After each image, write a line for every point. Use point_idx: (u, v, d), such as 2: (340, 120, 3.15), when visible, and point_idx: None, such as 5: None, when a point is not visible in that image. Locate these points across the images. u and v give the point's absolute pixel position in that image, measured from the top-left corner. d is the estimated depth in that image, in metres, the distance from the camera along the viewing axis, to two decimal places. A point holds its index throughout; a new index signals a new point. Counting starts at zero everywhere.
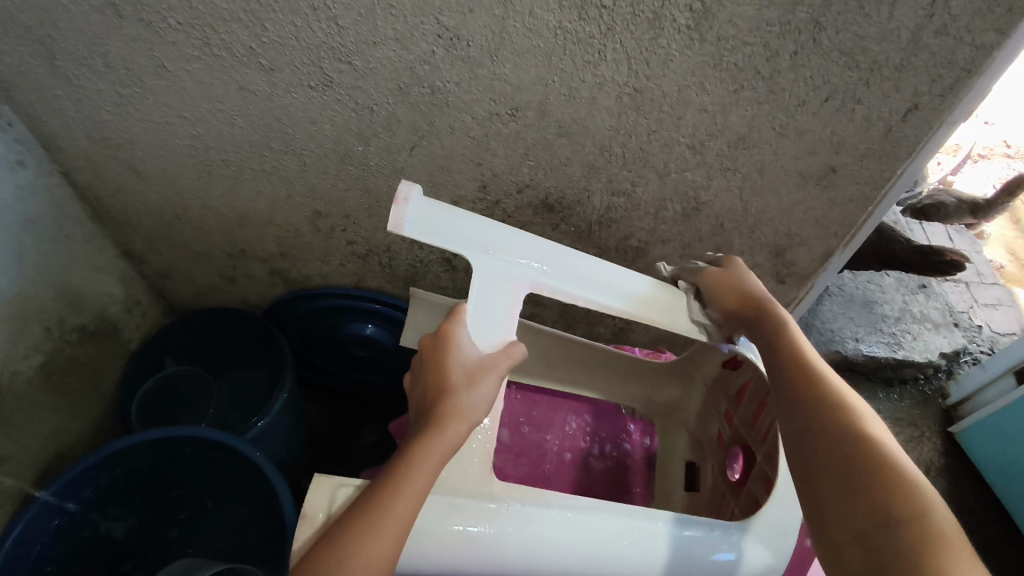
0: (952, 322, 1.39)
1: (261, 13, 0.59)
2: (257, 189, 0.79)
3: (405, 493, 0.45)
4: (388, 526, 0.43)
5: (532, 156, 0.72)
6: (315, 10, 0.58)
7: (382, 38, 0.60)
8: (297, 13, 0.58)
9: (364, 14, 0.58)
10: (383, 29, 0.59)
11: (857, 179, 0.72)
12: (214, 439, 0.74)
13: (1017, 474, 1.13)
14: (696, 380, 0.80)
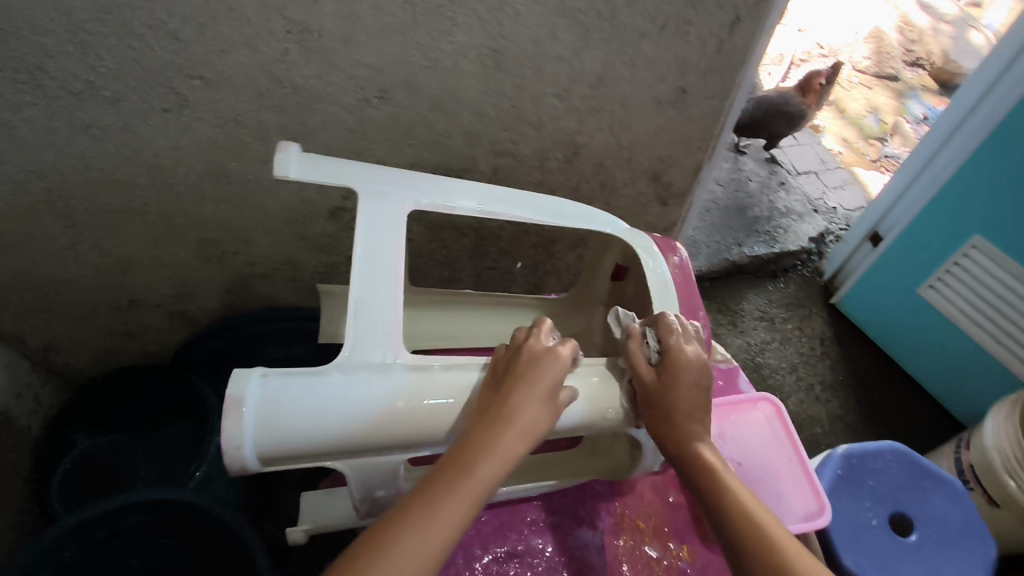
0: (812, 210, 1.56)
1: (93, 43, 0.56)
2: (132, 233, 0.74)
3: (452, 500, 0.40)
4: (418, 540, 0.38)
5: (411, 135, 0.72)
6: (150, 28, 0.56)
7: (230, 47, 0.59)
8: (130, 35, 0.56)
9: (203, 22, 0.56)
10: (228, 35, 0.58)
11: (705, 94, 0.79)
12: (166, 498, 0.71)
13: (895, 327, 1.30)
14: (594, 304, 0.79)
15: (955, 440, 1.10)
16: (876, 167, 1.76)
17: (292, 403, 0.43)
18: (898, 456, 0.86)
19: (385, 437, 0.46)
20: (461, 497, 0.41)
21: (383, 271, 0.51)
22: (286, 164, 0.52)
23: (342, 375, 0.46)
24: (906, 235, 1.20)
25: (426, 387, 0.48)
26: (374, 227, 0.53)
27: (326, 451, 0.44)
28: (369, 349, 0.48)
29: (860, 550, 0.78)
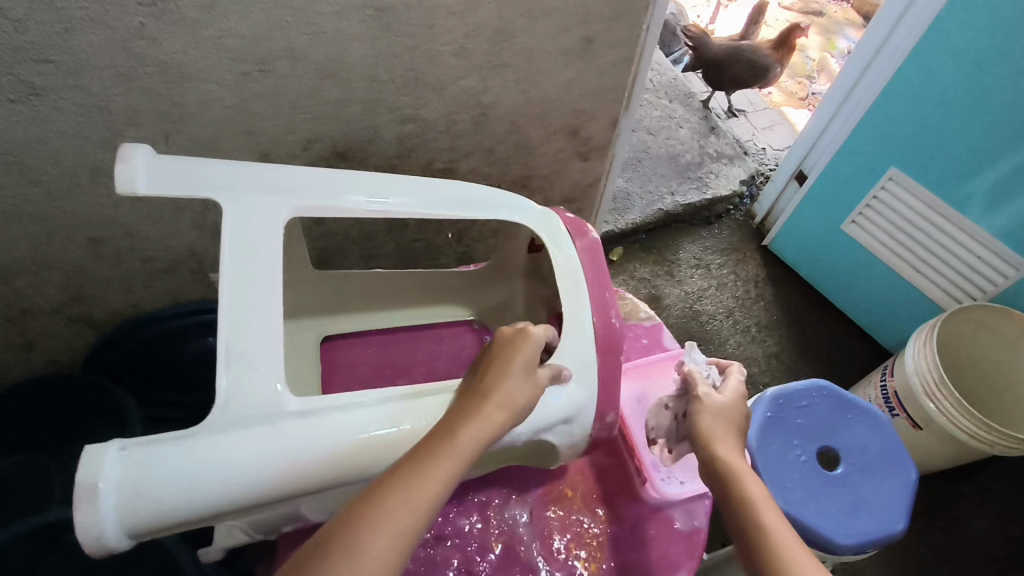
0: (742, 152, 1.56)
1: None
2: (6, 238, 0.68)
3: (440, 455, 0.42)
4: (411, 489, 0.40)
5: (303, 108, 0.68)
6: None
7: (74, 24, 0.53)
8: None
9: None
10: (70, 11, 0.52)
11: (612, 43, 0.76)
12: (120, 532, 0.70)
13: (822, 265, 1.34)
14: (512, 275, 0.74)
15: (881, 369, 1.15)
16: (805, 104, 1.77)
17: (159, 475, 0.38)
18: (823, 391, 0.89)
19: (277, 494, 0.41)
20: (441, 465, 0.41)
21: (260, 300, 0.44)
22: (132, 180, 0.45)
23: (219, 435, 0.40)
24: (827, 172, 1.22)
25: (318, 435, 0.43)
26: (245, 244, 0.46)
27: (209, 516, 0.40)
28: (247, 399, 0.42)
29: (792, 486, 0.82)
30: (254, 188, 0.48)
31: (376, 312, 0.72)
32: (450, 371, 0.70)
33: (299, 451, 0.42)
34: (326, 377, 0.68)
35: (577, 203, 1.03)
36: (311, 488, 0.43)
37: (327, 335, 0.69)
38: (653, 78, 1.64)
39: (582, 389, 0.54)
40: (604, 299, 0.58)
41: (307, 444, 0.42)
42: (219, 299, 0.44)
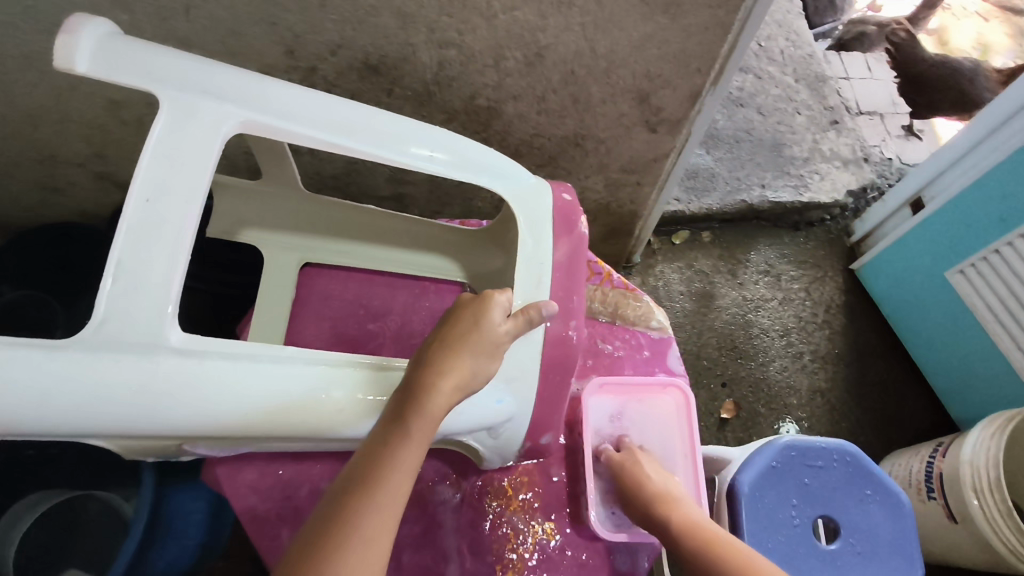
0: (862, 158, 1.34)
1: None
2: (29, 82, 0.67)
3: (410, 444, 0.44)
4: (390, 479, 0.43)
5: (332, 9, 0.61)
6: None
7: None
8: None
9: None
10: None
11: (707, 2, 0.63)
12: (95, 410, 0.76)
13: (910, 311, 1.16)
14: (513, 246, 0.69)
15: (934, 443, 1.01)
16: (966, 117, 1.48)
17: (11, 381, 0.38)
18: (846, 458, 0.77)
19: (132, 426, 0.41)
20: (410, 457, 0.44)
21: (166, 218, 0.44)
22: (71, 56, 0.43)
23: (84, 353, 0.40)
24: (950, 205, 1.02)
25: (189, 376, 0.42)
26: (169, 157, 0.45)
27: (60, 433, 0.41)
28: (124, 322, 0.41)
29: (771, 547, 0.73)
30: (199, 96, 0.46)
31: (361, 251, 0.70)
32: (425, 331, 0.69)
33: (168, 382, 0.42)
34: (299, 307, 0.69)
35: (636, 176, 0.92)
36: (177, 424, 0.42)
37: (308, 262, 0.69)
38: (785, 50, 1.42)
39: (517, 400, 0.56)
40: (567, 306, 0.60)
41: (174, 381, 0.42)
42: (124, 210, 0.42)
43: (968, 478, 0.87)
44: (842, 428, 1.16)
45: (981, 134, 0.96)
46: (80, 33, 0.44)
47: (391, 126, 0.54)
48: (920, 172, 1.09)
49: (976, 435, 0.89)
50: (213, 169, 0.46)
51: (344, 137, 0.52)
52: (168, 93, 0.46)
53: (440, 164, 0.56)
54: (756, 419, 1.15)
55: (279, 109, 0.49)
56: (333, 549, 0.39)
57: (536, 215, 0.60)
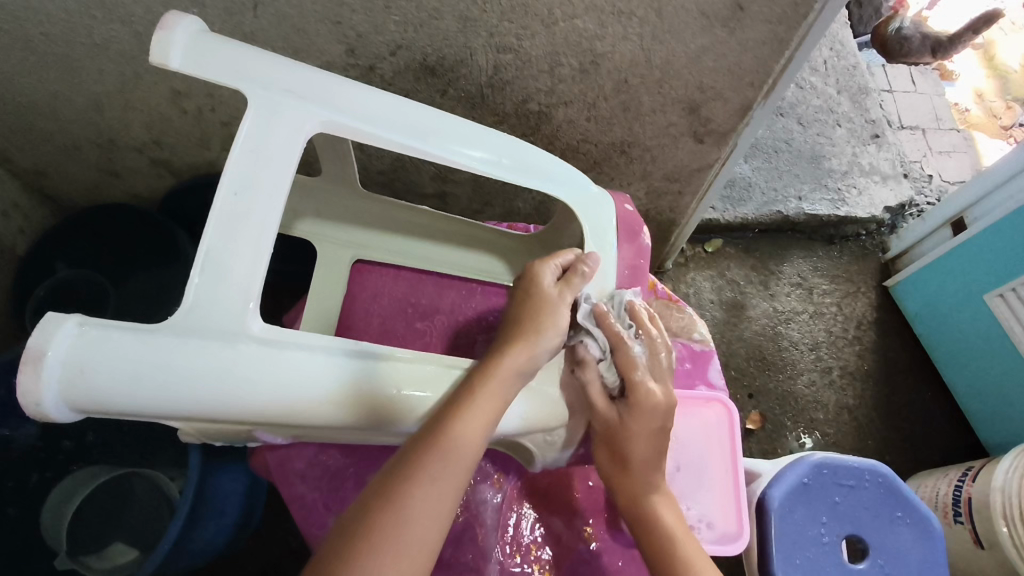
0: (902, 173, 1.33)
1: None
2: (96, 69, 0.69)
3: (475, 415, 0.48)
4: (454, 447, 0.46)
5: (396, 11, 0.62)
6: None
7: None
8: None
9: None
10: None
11: (768, 18, 0.63)
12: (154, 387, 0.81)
13: (944, 332, 1.15)
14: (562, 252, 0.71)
15: (963, 466, 1.01)
16: (1005, 135, 1.50)
17: (104, 362, 0.40)
18: (877, 479, 0.77)
19: (210, 411, 0.43)
20: (476, 431, 0.47)
21: (251, 212, 0.46)
22: (166, 50, 0.46)
23: (174, 337, 0.42)
24: (993, 227, 1.01)
25: (269, 366, 0.44)
26: (255, 156, 0.47)
27: (148, 414, 0.42)
28: (211, 312, 0.43)
29: (799, 563, 0.73)
30: (288, 97, 0.48)
31: (410, 250, 0.72)
32: (469, 330, 0.71)
33: (252, 376, 0.43)
34: (349, 301, 0.70)
35: (678, 185, 0.92)
36: (258, 414, 0.44)
37: (361, 258, 0.70)
38: (828, 59, 1.40)
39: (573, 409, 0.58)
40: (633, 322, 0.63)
41: (256, 370, 0.43)
42: (214, 206, 0.45)
43: (999, 506, 0.87)
44: (868, 445, 1.15)
45: None
46: (177, 27, 0.46)
47: (462, 131, 0.56)
48: (964, 192, 1.08)
49: (1010, 464, 0.88)
50: (293, 166, 0.48)
51: (418, 138, 0.53)
52: (254, 92, 0.48)
53: (505, 171, 0.57)
54: (782, 430, 1.15)
55: (358, 112, 0.51)
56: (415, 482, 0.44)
57: (600, 223, 0.64)
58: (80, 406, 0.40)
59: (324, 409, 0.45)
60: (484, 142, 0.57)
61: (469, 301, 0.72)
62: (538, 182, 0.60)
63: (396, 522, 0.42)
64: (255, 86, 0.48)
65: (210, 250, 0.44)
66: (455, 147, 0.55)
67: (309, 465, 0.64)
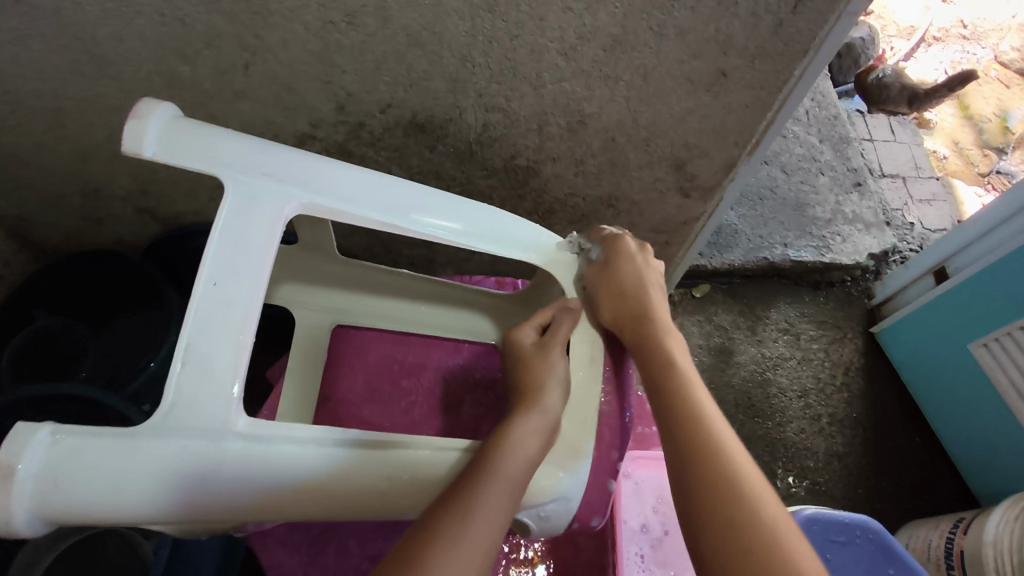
0: (884, 221, 1.35)
1: None
2: (85, 121, 0.69)
3: (497, 483, 0.47)
4: (479, 512, 0.44)
5: (385, 70, 0.62)
6: None
7: None
8: None
9: None
10: None
11: (751, 83, 0.65)
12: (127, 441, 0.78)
13: (931, 380, 1.16)
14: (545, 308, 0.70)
15: (954, 517, 1.00)
16: (983, 182, 1.54)
17: (81, 469, 0.38)
18: (869, 535, 0.76)
19: (190, 513, 0.41)
20: (500, 494, 0.46)
21: (234, 300, 0.44)
22: (140, 142, 0.45)
23: (155, 439, 0.40)
24: (976, 277, 1.03)
25: (256, 461, 0.42)
26: (233, 240, 0.46)
27: (127, 521, 0.39)
28: (192, 411, 0.41)
29: None
30: (266, 181, 0.48)
31: (393, 308, 0.71)
32: (457, 390, 0.69)
33: (236, 473, 0.41)
34: (333, 361, 0.69)
35: (665, 236, 0.93)
36: (242, 511, 0.42)
37: (341, 324, 0.70)
38: (809, 110, 1.44)
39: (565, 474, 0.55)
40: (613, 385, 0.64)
41: (241, 467, 0.41)
42: (192, 294, 0.43)
43: (991, 560, 0.86)
44: (859, 494, 1.14)
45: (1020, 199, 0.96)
46: (148, 116, 0.46)
47: (444, 204, 0.55)
48: (953, 239, 1.09)
49: (1002, 517, 0.88)
50: (275, 252, 0.47)
51: (400, 215, 0.53)
52: (231, 175, 0.47)
53: (488, 241, 0.57)
54: (772, 479, 1.14)
55: (337, 190, 0.51)
56: (465, 513, 0.44)
57: (584, 287, 0.65)
58: (52, 518, 0.38)
59: (309, 500, 0.44)
60: (470, 215, 0.57)
61: (454, 359, 0.71)
62: (521, 254, 0.60)
63: (449, 549, 0.42)
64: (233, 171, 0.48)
65: (190, 341, 0.42)
66: (438, 220, 0.55)
67: (292, 531, 0.63)
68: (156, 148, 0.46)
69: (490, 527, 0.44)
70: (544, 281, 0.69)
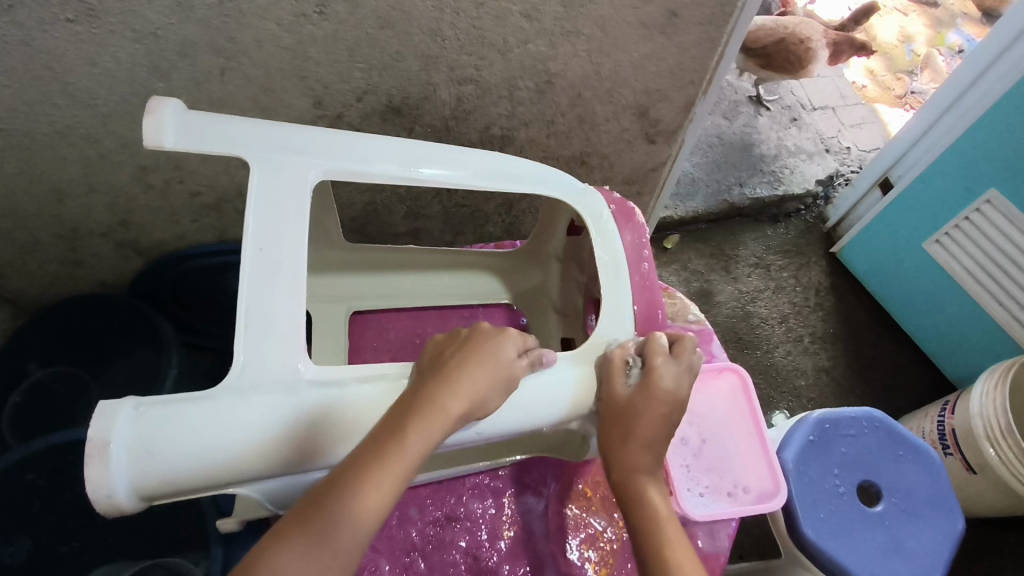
0: (823, 149, 1.44)
1: None
2: (59, 156, 0.68)
3: (397, 444, 0.43)
4: (366, 481, 0.41)
5: (358, 57, 0.64)
6: None
7: None
8: None
9: None
10: None
11: (700, 19, 0.69)
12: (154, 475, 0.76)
13: (893, 285, 1.25)
14: (550, 258, 0.73)
15: (940, 402, 1.07)
16: (902, 104, 1.65)
17: (167, 438, 0.41)
18: (874, 423, 0.82)
19: (280, 465, 0.44)
20: (395, 454, 0.42)
21: (281, 262, 0.47)
22: (158, 133, 0.47)
23: (230, 398, 0.43)
24: (919, 179, 1.11)
25: (327, 407, 0.45)
26: (268, 214, 0.48)
27: (219, 480, 0.43)
28: (263, 365, 0.45)
29: (824, 517, 0.76)
30: (287, 155, 0.51)
31: (405, 287, 0.73)
32: None
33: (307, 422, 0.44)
34: (354, 345, 0.71)
35: (636, 187, 0.98)
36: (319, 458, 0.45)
37: (357, 309, 0.71)
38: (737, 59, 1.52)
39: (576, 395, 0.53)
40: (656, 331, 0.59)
41: (318, 410, 0.45)
42: (242, 267, 0.46)
43: (982, 429, 0.93)
44: (850, 402, 1.22)
45: (942, 99, 1.05)
46: (164, 106, 0.48)
47: (452, 157, 0.58)
48: (889, 151, 1.17)
49: (981, 388, 0.95)
50: (308, 216, 0.49)
51: (414, 171, 0.55)
52: (252, 152, 0.50)
53: (500, 182, 0.59)
54: (769, 402, 1.20)
55: (351, 155, 0.53)
56: (350, 481, 0.41)
57: (597, 214, 0.62)
58: (148, 488, 0.40)
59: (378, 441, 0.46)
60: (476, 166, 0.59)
61: (471, 323, 0.73)
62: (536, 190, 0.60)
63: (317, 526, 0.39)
64: (255, 153, 0.50)
65: (251, 308, 0.46)
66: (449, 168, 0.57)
67: None
68: (177, 137, 0.49)
69: (379, 493, 0.41)
70: (543, 231, 0.73)
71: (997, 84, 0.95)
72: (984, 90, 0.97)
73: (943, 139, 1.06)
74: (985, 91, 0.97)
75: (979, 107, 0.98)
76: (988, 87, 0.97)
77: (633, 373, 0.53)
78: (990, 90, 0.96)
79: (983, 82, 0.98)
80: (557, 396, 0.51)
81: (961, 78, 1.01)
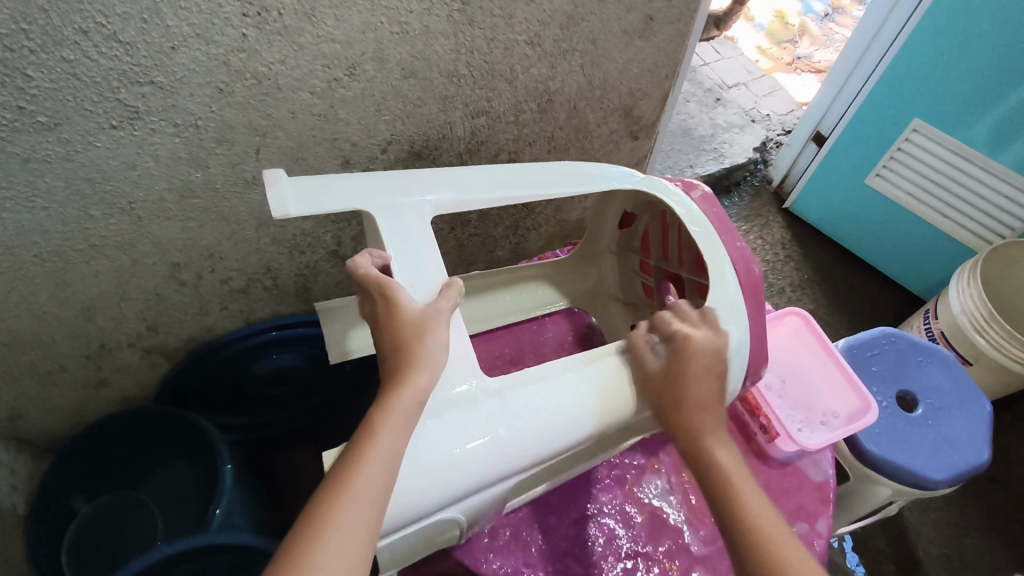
0: (750, 120, 1.59)
1: (31, 74, 0.48)
2: (92, 271, 0.66)
3: (376, 460, 0.41)
4: (347, 504, 0.38)
5: (383, 110, 0.67)
6: (91, 48, 0.48)
7: (180, 54, 0.52)
8: (67, 62, 0.48)
9: (152, 32, 0.50)
10: (180, 43, 0.51)
11: (671, 19, 0.77)
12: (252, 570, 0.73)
13: (848, 224, 1.38)
14: (602, 255, 0.81)
15: (921, 312, 1.19)
16: (793, 68, 1.82)
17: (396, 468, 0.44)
18: (893, 339, 0.93)
19: (491, 471, 0.47)
20: (375, 468, 0.40)
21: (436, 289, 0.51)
22: (282, 202, 0.50)
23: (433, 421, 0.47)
24: (851, 124, 1.25)
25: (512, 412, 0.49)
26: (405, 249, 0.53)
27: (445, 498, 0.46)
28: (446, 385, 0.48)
29: (880, 432, 0.84)
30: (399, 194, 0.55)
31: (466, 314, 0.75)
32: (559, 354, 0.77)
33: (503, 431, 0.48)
34: None
35: None
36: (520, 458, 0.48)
37: None
38: None
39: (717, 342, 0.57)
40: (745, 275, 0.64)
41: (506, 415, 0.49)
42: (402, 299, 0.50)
43: (964, 325, 1.06)
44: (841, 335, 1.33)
45: (852, 54, 1.19)
46: (278, 180, 0.50)
47: (527, 170, 0.63)
48: (814, 108, 1.31)
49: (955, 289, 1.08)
50: (438, 247, 0.54)
51: (500, 188, 0.60)
52: (371, 204, 0.54)
53: (577, 186, 0.64)
54: None
55: (445, 186, 0.58)
56: (331, 506, 0.38)
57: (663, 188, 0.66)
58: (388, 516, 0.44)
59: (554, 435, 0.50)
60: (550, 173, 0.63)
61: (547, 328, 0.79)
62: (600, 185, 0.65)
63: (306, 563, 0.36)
64: (370, 202, 0.54)
65: None
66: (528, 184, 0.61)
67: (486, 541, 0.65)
68: (296, 203, 0.51)
69: (360, 513, 0.39)
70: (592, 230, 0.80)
71: (899, 31, 1.09)
72: (886, 39, 1.12)
73: (862, 86, 1.20)
74: (889, 39, 1.12)
75: (888, 54, 1.13)
76: (891, 35, 1.11)
77: (658, 348, 0.55)
78: (893, 37, 1.11)
79: (884, 33, 1.12)
80: (643, 345, 0.56)
81: (865, 32, 1.15)
